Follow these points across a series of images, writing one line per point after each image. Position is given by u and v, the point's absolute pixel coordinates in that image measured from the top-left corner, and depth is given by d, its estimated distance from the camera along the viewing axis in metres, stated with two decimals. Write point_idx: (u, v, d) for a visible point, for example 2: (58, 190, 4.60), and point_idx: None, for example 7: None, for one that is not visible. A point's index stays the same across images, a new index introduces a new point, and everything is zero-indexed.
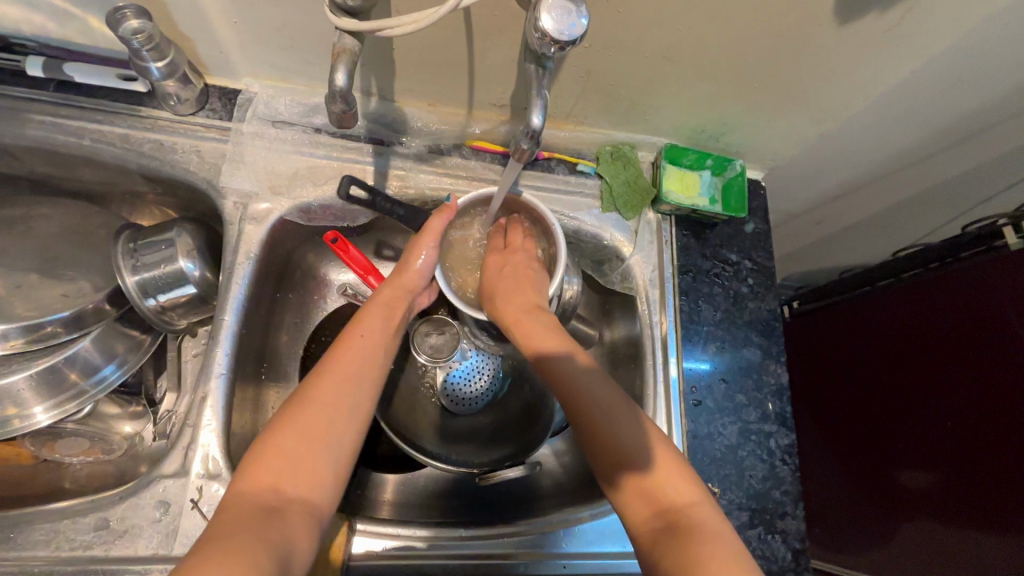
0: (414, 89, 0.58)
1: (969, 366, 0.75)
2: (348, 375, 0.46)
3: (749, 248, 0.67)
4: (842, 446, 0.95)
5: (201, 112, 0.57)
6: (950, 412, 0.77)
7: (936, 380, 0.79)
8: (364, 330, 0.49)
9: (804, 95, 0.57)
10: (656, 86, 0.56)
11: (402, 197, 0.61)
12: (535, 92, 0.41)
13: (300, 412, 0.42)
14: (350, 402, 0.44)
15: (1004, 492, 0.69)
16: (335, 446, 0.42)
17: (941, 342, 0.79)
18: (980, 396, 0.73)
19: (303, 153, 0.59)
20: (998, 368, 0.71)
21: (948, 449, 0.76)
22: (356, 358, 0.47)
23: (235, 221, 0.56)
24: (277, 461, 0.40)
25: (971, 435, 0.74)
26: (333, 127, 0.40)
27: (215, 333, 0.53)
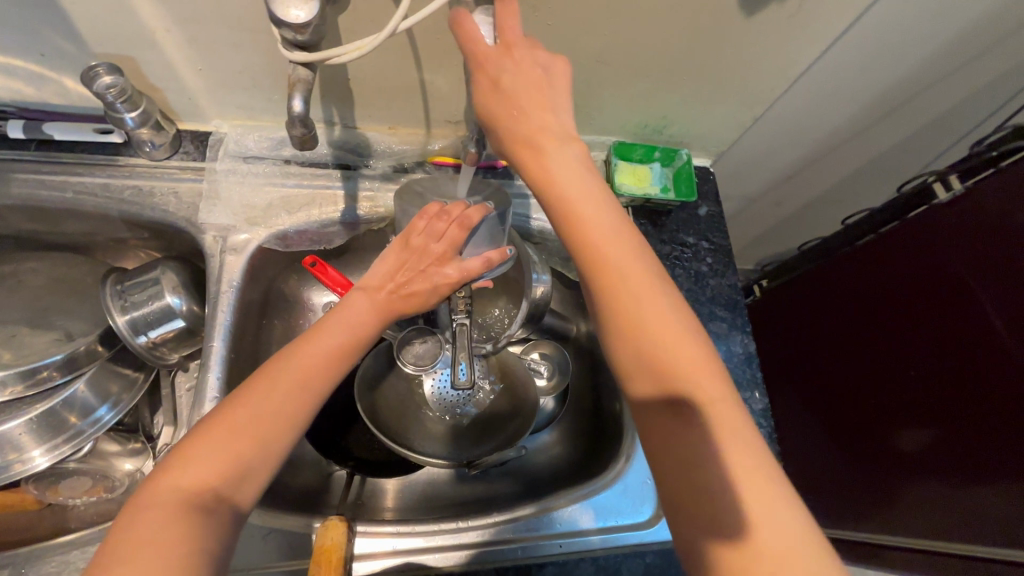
0: (374, 115, 0.62)
1: (939, 321, 0.78)
2: (309, 376, 0.43)
3: (704, 230, 0.72)
4: (833, 415, 0.98)
5: (176, 156, 0.61)
6: (929, 368, 0.80)
7: (914, 338, 0.82)
8: (335, 327, 0.46)
9: (729, 83, 0.62)
10: (595, 89, 0.61)
11: (372, 217, 0.65)
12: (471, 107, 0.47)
13: (243, 412, 0.40)
14: (303, 404, 0.42)
15: (993, 441, 0.71)
16: (270, 459, 0.40)
17: (907, 301, 0.83)
18: (952, 348, 0.77)
19: (275, 184, 0.63)
20: (966, 317, 0.75)
21: (935, 404, 0.79)
22: (323, 357, 0.44)
23: (215, 253, 0.59)
24: (207, 461, 0.38)
25: (960, 390, 0.75)
26: (297, 150, 0.44)
27: (205, 359, 0.55)
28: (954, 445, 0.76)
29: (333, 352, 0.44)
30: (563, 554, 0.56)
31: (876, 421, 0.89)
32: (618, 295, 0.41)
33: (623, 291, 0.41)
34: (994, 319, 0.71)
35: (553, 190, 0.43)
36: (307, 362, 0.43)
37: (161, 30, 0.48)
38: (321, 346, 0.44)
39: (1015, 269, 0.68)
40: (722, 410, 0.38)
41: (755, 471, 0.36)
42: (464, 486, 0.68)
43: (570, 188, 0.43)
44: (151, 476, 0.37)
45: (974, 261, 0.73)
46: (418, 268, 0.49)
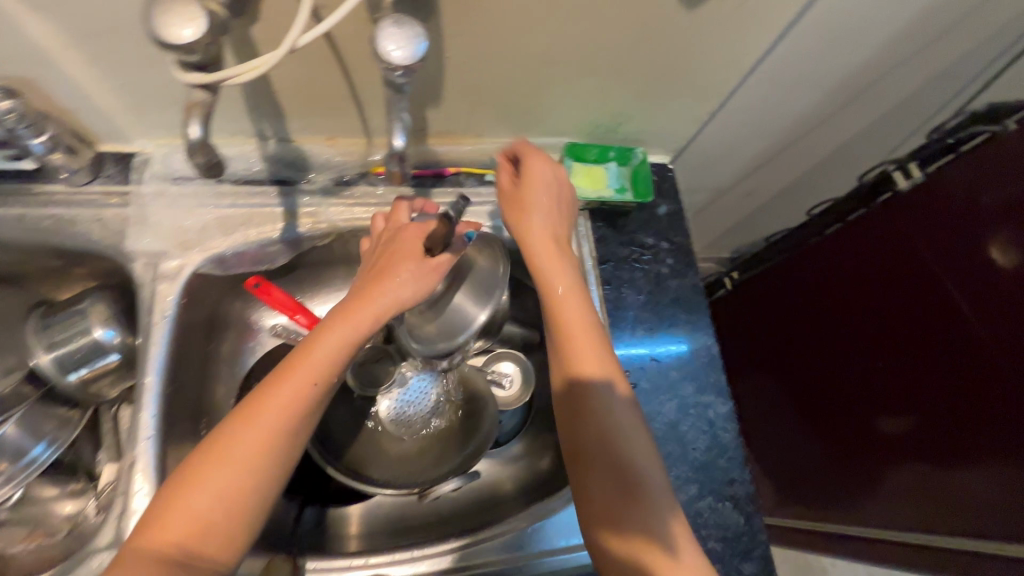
0: (309, 127, 0.59)
1: (905, 309, 0.77)
2: (274, 428, 0.43)
3: (664, 230, 0.70)
4: (812, 406, 0.97)
5: (97, 180, 0.57)
6: (897, 356, 0.79)
7: (887, 325, 0.80)
8: (300, 376, 0.44)
9: (679, 79, 0.60)
10: (539, 91, 0.58)
11: (315, 234, 0.62)
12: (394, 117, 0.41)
13: (211, 473, 0.41)
14: (273, 455, 0.43)
15: (961, 426, 0.71)
16: (243, 514, 0.42)
17: (874, 290, 0.82)
18: (916, 337, 0.76)
19: (208, 205, 0.59)
20: (929, 305, 0.74)
21: (906, 392, 0.78)
22: (287, 408, 0.43)
23: (146, 282, 0.56)
24: (183, 519, 0.40)
25: (938, 376, 0.73)
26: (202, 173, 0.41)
27: (138, 396, 0.52)
28: (934, 431, 0.75)
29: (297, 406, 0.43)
30: None
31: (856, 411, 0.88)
32: (572, 339, 0.50)
33: (573, 331, 0.50)
34: (958, 306, 0.70)
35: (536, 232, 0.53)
36: (269, 419, 0.43)
37: (58, 49, 0.44)
38: (283, 401, 0.43)
39: (978, 254, 0.68)
40: (653, 472, 0.48)
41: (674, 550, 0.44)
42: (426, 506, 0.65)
43: (546, 234, 0.53)
44: (139, 530, 0.40)
45: (937, 248, 0.73)
46: (382, 275, 0.46)
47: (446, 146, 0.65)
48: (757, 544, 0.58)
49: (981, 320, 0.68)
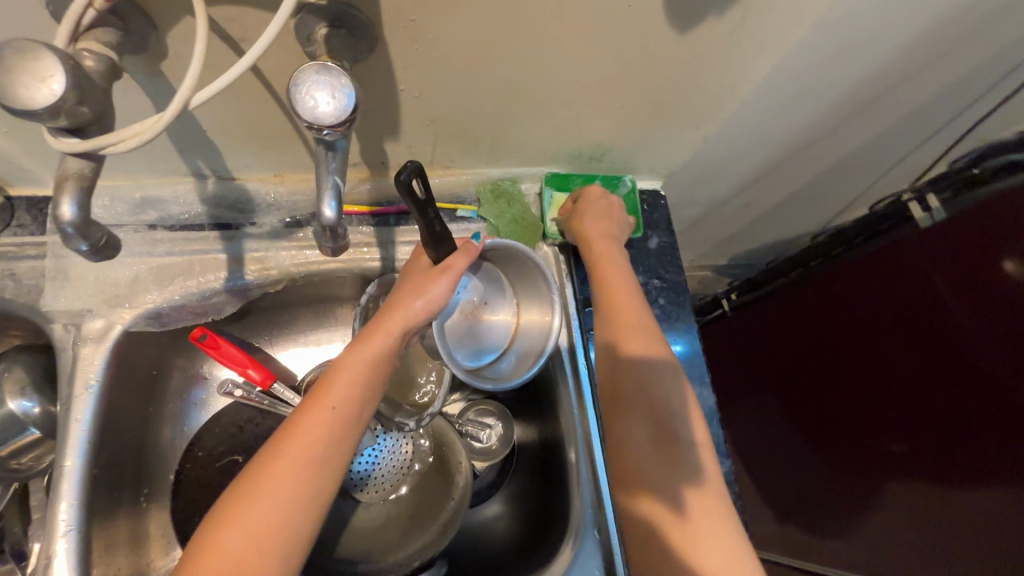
0: (251, 163, 0.52)
1: (908, 338, 0.71)
2: (309, 459, 0.39)
3: (655, 266, 0.63)
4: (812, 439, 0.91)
5: (8, 230, 0.50)
6: (902, 385, 0.73)
7: (888, 357, 0.74)
8: (332, 398, 0.41)
9: (671, 104, 0.53)
10: (513, 121, 0.51)
11: (264, 282, 0.55)
12: (325, 179, 0.34)
13: (247, 508, 0.37)
14: (310, 488, 0.39)
15: (971, 457, 0.65)
16: (282, 556, 0.38)
17: (875, 319, 0.75)
18: (920, 366, 0.70)
19: (138, 254, 0.52)
20: (933, 334, 0.68)
21: (911, 424, 0.72)
22: (319, 437, 0.40)
23: (67, 347, 0.49)
24: (218, 565, 0.36)
25: (943, 409, 0.68)
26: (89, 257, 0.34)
27: (56, 482, 0.46)
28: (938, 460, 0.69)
29: (332, 429, 0.40)
30: None
31: (859, 447, 0.82)
32: (618, 322, 0.51)
33: (623, 313, 0.51)
34: (966, 332, 0.64)
35: (588, 226, 0.56)
36: (305, 446, 0.39)
37: None
38: (318, 425, 0.40)
39: (988, 275, 0.62)
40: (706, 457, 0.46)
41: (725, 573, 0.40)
42: None
43: (598, 228, 0.56)
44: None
45: (942, 271, 0.66)
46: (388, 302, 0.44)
47: None
48: None
49: (990, 346, 0.62)
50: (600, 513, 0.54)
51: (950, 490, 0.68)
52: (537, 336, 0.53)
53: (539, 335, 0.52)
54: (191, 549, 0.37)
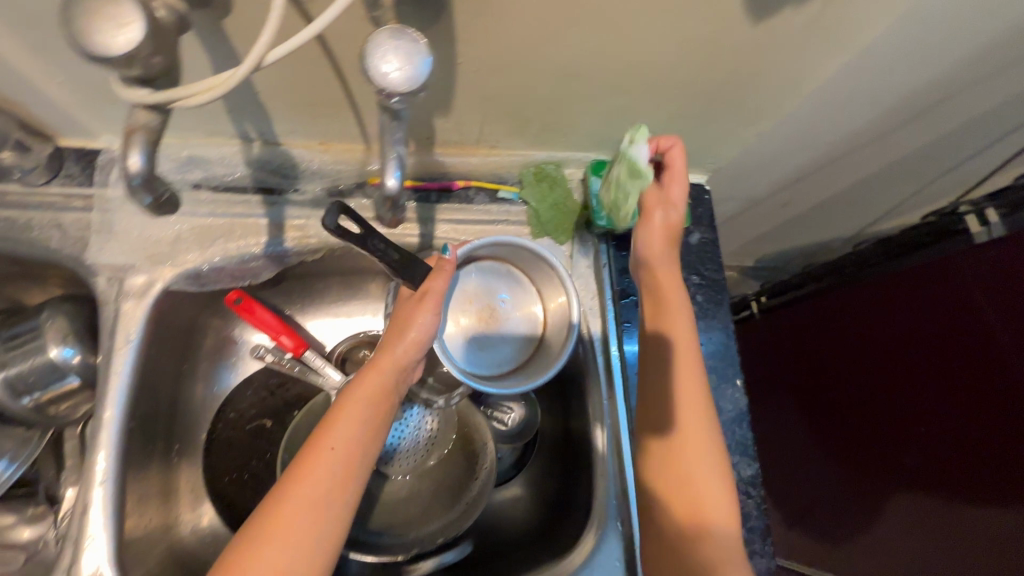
0: (299, 130, 0.51)
1: (950, 351, 0.68)
2: (315, 502, 0.40)
3: (695, 263, 0.62)
4: (827, 447, 0.90)
5: (56, 180, 0.50)
6: (934, 404, 0.70)
7: (919, 372, 0.72)
8: (335, 440, 0.42)
9: (731, 98, 0.51)
10: (567, 104, 0.50)
11: (304, 249, 0.55)
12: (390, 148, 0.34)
13: (257, 556, 0.38)
14: (320, 530, 0.40)
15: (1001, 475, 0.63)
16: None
17: (915, 330, 0.72)
18: (960, 381, 0.67)
19: (183, 213, 0.52)
20: (979, 347, 0.64)
21: (942, 439, 0.70)
22: (323, 477, 0.41)
23: (110, 301, 0.50)
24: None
25: (975, 431, 0.66)
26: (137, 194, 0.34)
27: (95, 431, 0.47)
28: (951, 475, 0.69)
29: (338, 472, 0.41)
30: None
31: (874, 458, 0.81)
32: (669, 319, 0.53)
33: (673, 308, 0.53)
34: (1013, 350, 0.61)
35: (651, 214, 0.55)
36: (311, 489, 0.40)
37: None
38: (324, 468, 0.41)
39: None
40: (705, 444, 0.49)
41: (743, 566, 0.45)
42: None
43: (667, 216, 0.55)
44: None
45: (990, 284, 0.63)
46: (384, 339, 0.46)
47: (454, 157, 0.56)
48: None
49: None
50: (623, 507, 0.53)
51: (964, 504, 0.67)
52: (561, 324, 0.53)
53: (562, 327, 0.53)
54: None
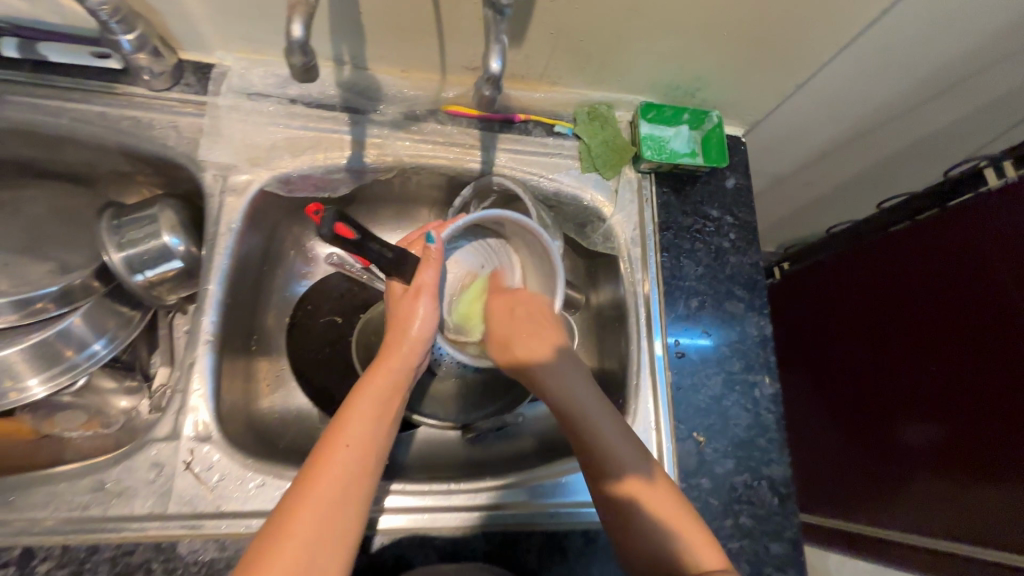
0: (386, 55, 0.58)
1: (970, 297, 0.72)
2: (333, 498, 0.40)
3: (730, 204, 0.67)
4: (842, 411, 0.93)
5: (176, 87, 0.58)
6: (954, 355, 0.74)
7: (939, 325, 0.76)
8: (348, 436, 0.42)
9: (775, 44, 0.56)
10: (628, 41, 0.56)
11: (380, 166, 0.62)
12: (493, 38, 0.39)
13: (277, 555, 0.36)
14: (337, 527, 0.39)
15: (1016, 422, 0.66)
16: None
17: (938, 281, 0.76)
18: (981, 323, 0.71)
19: (279, 124, 0.59)
20: (998, 289, 0.69)
21: (964, 382, 0.73)
22: (341, 472, 0.41)
23: (215, 193, 0.57)
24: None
25: (988, 374, 0.70)
26: (297, 81, 0.39)
27: (200, 300, 0.54)
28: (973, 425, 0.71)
29: (354, 466, 0.41)
30: (553, 524, 0.54)
31: (891, 415, 0.84)
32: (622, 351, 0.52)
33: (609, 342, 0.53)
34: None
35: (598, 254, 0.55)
36: (329, 484, 0.40)
37: None
38: (341, 461, 0.41)
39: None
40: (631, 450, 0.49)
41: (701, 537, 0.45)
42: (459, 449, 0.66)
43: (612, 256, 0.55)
44: None
45: (1008, 233, 0.68)
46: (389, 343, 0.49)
47: (516, 90, 0.64)
48: (788, 525, 0.58)
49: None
50: (656, 411, 0.59)
51: (985, 448, 0.70)
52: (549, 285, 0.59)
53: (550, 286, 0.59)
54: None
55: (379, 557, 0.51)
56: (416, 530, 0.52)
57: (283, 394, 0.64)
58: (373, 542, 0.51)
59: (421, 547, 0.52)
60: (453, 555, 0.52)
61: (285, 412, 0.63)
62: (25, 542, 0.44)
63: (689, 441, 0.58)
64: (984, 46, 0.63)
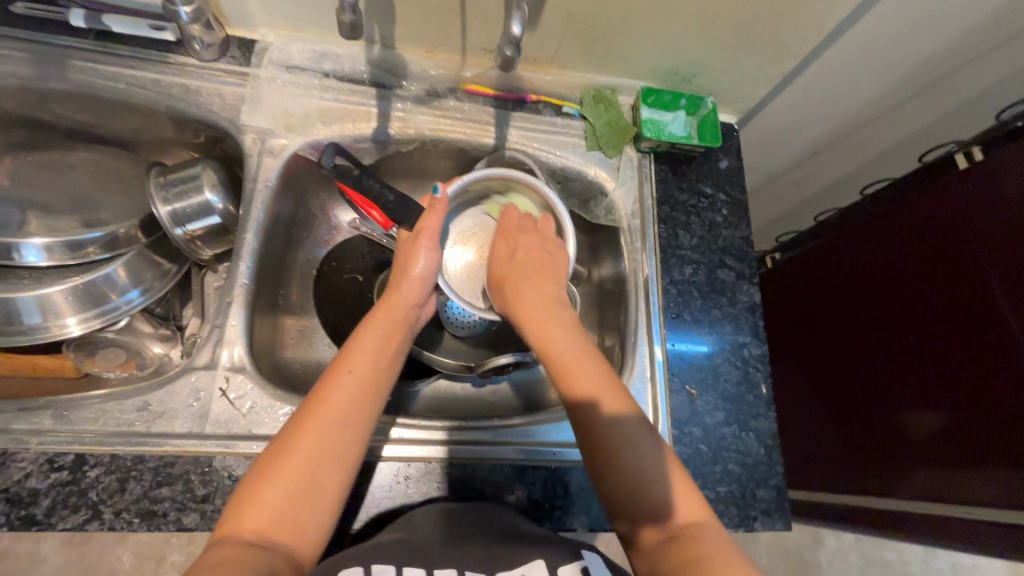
0: (413, 36, 0.64)
1: (946, 272, 0.77)
2: (334, 421, 0.44)
3: (723, 183, 0.73)
4: (834, 400, 0.96)
5: (222, 59, 0.64)
6: (941, 338, 0.77)
7: (925, 310, 0.80)
8: (352, 363, 0.47)
9: (763, 34, 0.63)
10: (631, 27, 0.62)
11: (403, 137, 0.67)
12: (515, 6, 0.46)
13: (286, 465, 0.41)
14: (337, 448, 0.43)
15: (1001, 397, 0.69)
16: (318, 503, 0.42)
17: (916, 260, 0.81)
18: (957, 296, 0.75)
19: (313, 96, 0.65)
20: (972, 263, 0.74)
21: (943, 352, 0.77)
22: (342, 398, 0.45)
23: (253, 154, 0.63)
24: (261, 514, 0.40)
25: (974, 354, 0.73)
26: (344, 37, 0.47)
27: (237, 247, 0.59)
28: (963, 406, 0.74)
29: (356, 395, 0.46)
30: (557, 461, 0.59)
31: (885, 403, 0.86)
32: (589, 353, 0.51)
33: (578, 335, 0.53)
34: (1004, 257, 0.70)
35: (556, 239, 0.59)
36: (332, 408, 0.44)
37: None
38: (342, 390, 0.45)
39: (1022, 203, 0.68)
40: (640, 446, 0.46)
41: (683, 488, 0.45)
42: (468, 403, 0.71)
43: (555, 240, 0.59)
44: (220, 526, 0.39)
45: (988, 217, 0.72)
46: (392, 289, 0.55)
47: (530, 72, 0.70)
48: (773, 474, 0.62)
49: (1020, 267, 0.68)
50: (651, 365, 0.64)
51: (973, 424, 0.72)
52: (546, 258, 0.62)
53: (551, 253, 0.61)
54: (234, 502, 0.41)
55: (394, 482, 0.55)
56: (424, 459, 0.56)
57: (306, 346, 0.68)
58: (386, 470, 0.55)
59: (433, 475, 0.56)
60: (463, 484, 0.56)
61: (307, 362, 0.67)
62: (76, 450, 0.48)
63: (682, 393, 0.63)
64: (952, 44, 0.69)
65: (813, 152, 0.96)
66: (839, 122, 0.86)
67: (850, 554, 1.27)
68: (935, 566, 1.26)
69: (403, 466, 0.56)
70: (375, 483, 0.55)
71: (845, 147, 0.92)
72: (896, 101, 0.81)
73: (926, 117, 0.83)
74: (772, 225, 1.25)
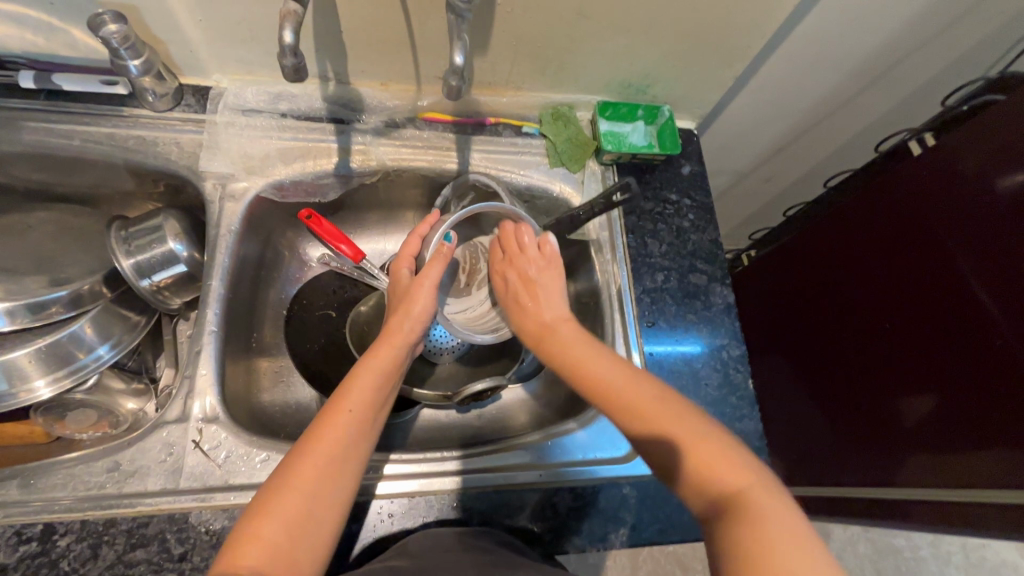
0: (366, 70, 0.65)
1: (914, 256, 0.78)
2: (336, 454, 0.43)
3: (687, 188, 0.74)
4: (824, 393, 0.95)
5: (177, 108, 0.64)
6: (920, 326, 0.78)
7: (903, 293, 0.80)
8: (352, 401, 0.46)
9: (708, 42, 0.64)
10: (578, 44, 0.63)
11: (365, 170, 0.68)
12: (456, 38, 0.47)
13: (282, 499, 0.40)
14: (335, 485, 0.42)
15: (990, 376, 0.69)
16: (315, 544, 0.40)
17: (888, 246, 0.82)
18: (929, 277, 0.76)
19: (271, 136, 0.65)
20: (940, 245, 0.75)
21: (925, 333, 0.77)
22: (340, 434, 0.43)
23: (215, 200, 0.63)
24: (257, 554, 0.37)
25: (961, 336, 0.73)
26: (290, 81, 0.47)
27: (203, 296, 0.58)
28: (956, 388, 0.73)
29: (354, 430, 0.44)
30: (543, 483, 0.58)
31: (878, 394, 0.85)
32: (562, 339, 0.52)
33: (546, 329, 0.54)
34: (971, 234, 0.71)
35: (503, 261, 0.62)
36: (330, 445, 0.43)
37: None
38: (340, 428, 0.44)
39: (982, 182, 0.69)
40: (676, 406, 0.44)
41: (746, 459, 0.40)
42: (453, 430, 0.70)
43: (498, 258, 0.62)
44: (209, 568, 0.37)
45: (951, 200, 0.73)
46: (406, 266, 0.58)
47: (486, 96, 0.71)
48: None
49: (987, 243, 0.69)
50: None
51: (970, 407, 0.71)
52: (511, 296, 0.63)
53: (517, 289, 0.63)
54: (228, 545, 0.38)
55: (378, 522, 0.54)
56: (411, 494, 0.55)
57: (282, 387, 0.67)
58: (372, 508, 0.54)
59: (417, 510, 0.55)
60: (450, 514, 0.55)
61: (285, 404, 0.67)
62: (46, 519, 0.47)
63: None
64: (892, 33, 0.71)
65: (775, 151, 0.97)
66: (797, 119, 0.87)
67: (858, 543, 1.27)
68: (944, 549, 1.25)
69: (389, 503, 0.55)
70: (357, 521, 0.53)
71: (805, 142, 0.94)
72: (848, 96, 0.83)
73: (878, 107, 0.85)
74: (744, 223, 1.26)
